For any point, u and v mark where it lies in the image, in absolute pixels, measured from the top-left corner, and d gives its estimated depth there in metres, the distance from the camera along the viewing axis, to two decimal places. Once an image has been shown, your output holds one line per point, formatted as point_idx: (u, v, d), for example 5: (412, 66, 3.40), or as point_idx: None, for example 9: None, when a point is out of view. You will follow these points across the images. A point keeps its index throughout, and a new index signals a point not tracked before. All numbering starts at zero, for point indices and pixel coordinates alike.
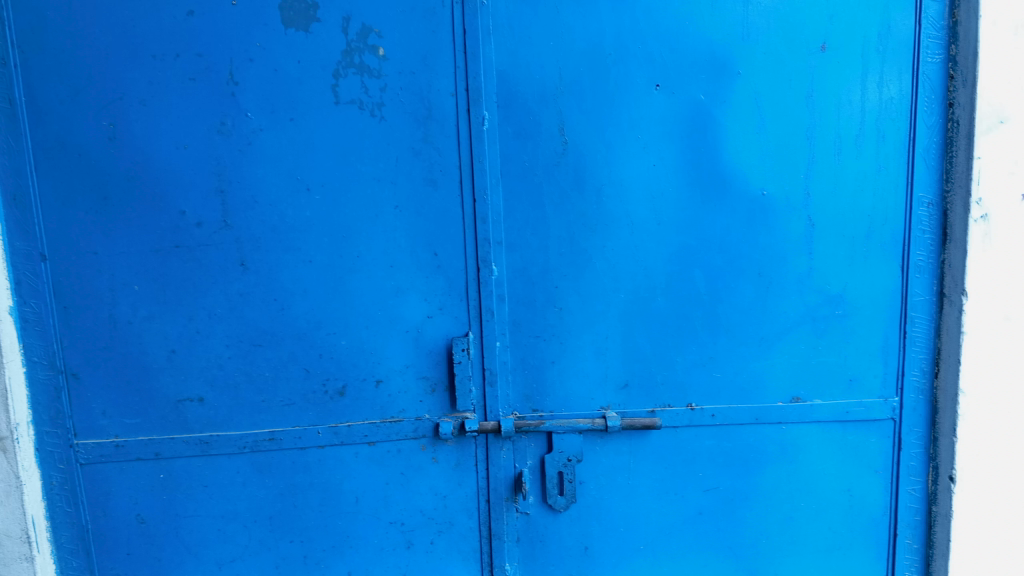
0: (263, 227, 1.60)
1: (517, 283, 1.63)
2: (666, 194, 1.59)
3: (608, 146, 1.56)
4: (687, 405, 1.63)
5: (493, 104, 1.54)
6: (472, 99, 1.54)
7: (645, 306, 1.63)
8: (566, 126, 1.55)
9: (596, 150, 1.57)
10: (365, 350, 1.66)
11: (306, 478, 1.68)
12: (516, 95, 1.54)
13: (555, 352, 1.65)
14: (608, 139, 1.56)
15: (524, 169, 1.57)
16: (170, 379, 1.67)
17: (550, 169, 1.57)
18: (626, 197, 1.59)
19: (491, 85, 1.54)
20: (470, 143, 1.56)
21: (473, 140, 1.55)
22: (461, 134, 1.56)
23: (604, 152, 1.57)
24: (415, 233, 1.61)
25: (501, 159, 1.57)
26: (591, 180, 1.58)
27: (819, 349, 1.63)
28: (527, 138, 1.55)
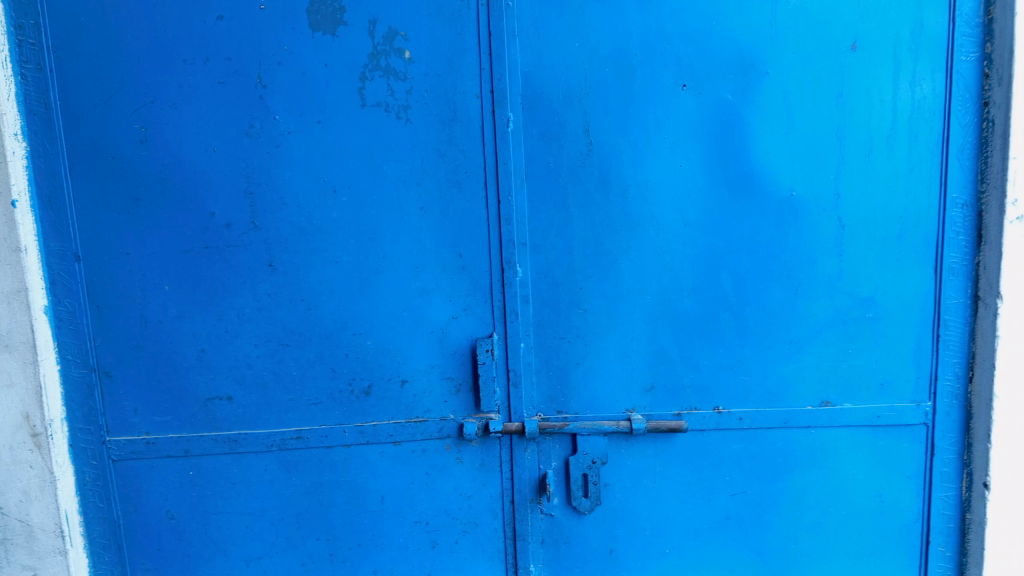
0: (291, 228, 1.58)
1: (541, 283, 1.56)
2: (686, 196, 1.51)
3: (634, 146, 1.50)
4: (714, 408, 1.59)
5: (520, 106, 1.50)
6: (497, 101, 1.50)
7: (670, 307, 1.55)
8: (590, 127, 1.50)
9: (619, 150, 1.51)
10: (390, 350, 1.62)
11: (333, 477, 1.70)
12: (541, 96, 1.50)
13: (580, 353, 1.59)
14: (630, 140, 1.50)
15: (548, 170, 1.52)
16: (199, 378, 1.67)
17: (575, 171, 1.52)
18: (645, 198, 1.52)
19: (516, 86, 1.50)
20: (495, 145, 1.52)
21: (497, 143, 1.52)
22: (484, 136, 1.52)
23: (629, 152, 1.51)
24: (441, 235, 1.56)
25: (529, 160, 1.52)
26: (613, 182, 1.52)
27: (855, 354, 1.56)
28: (552, 140, 1.51)
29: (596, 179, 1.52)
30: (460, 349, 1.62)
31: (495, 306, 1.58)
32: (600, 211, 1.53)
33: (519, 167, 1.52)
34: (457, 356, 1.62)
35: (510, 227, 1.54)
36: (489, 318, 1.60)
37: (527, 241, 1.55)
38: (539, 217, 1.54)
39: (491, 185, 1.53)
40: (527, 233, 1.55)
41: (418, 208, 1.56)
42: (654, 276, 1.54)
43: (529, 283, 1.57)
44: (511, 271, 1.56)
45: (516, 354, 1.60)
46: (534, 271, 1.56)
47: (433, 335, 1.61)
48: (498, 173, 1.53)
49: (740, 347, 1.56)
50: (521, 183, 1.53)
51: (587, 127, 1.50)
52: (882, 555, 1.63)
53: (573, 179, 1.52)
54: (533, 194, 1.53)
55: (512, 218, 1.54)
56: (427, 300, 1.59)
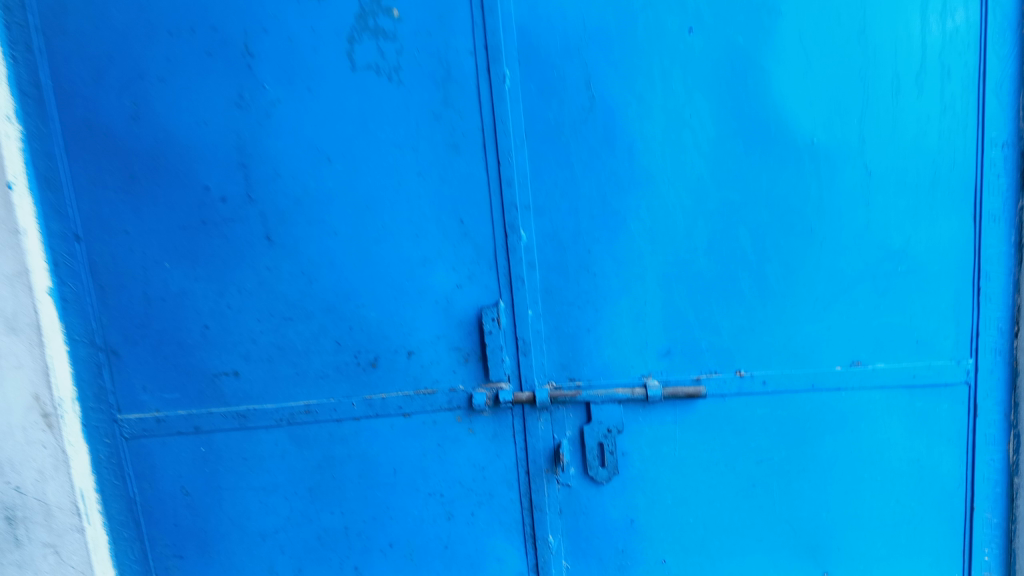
0: (286, 199, 1.52)
1: (548, 247, 1.49)
2: (697, 150, 1.42)
3: (639, 98, 1.41)
4: (735, 372, 1.52)
5: (517, 61, 1.41)
6: (492, 57, 1.41)
7: (686, 267, 1.47)
8: (591, 79, 1.41)
9: (624, 103, 1.41)
10: (394, 321, 1.57)
11: (344, 450, 1.67)
12: (538, 50, 1.41)
13: (591, 319, 1.52)
14: (634, 92, 1.41)
15: (550, 128, 1.44)
16: (204, 355, 1.64)
17: (578, 128, 1.43)
18: (653, 153, 1.43)
19: (512, 41, 1.41)
20: (493, 103, 1.43)
21: (494, 101, 1.43)
22: (481, 95, 1.44)
23: (635, 104, 1.41)
24: (441, 201, 1.50)
25: (529, 118, 1.44)
26: (618, 137, 1.43)
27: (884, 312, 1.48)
28: (552, 96, 1.42)
29: (601, 136, 1.43)
30: (466, 319, 1.56)
31: (501, 273, 1.52)
32: (604, 168, 1.44)
33: (519, 126, 1.44)
34: (464, 326, 1.57)
35: (511, 190, 1.47)
36: (495, 285, 1.53)
37: (530, 203, 1.47)
38: (541, 179, 1.46)
39: (491, 145, 1.46)
40: (532, 195, 1.47)
41: (415, 174, 1.49)
42: (667, 235, 1.46)
43: (535, 248, 1.50)
44: (515, 237, 1.49)
45: (524, 323, 1.54)
46: (541, 235, 1.49)
47: (438, 305, 1.56)
48: (496, 134, 1.45)
49: (761, 308, 1.48)
50: (522, 142, 1.45)
51: (589, 80, 1.41)
52: (922, 521, 1.56)
53: (576, 137, 1.43)
54: (535, 154, 1.45)
55: (514, 180, 1.46)
56: (429, 269, 1.54)
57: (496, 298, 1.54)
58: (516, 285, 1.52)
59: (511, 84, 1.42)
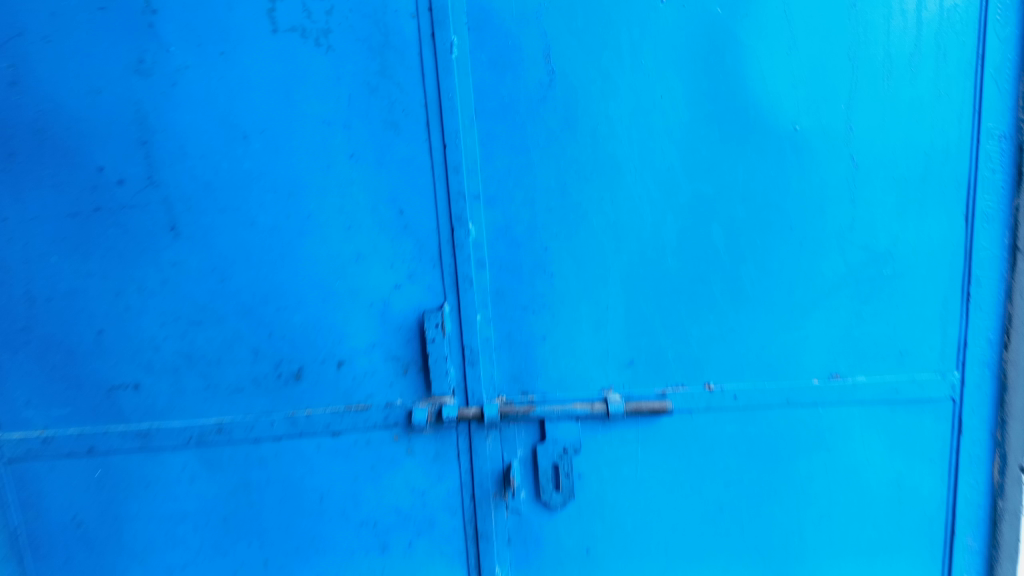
0: (195, 183, 1.31)
1: (499, 243, 1.32)
2: (668, 135, 1.26)
3: (604, 74, 1.24)
4: (705, 385, 1.36)
5: (466, 27, 1.23)
6: (437, 21, 1.23)
7: (652, 268, 1.31)
8: (550, 51, 1.24)
9: (586, 80, 1.25)
10: (322, 326, 1.37)
11: (263, 474, 1.45)
12: (490, 16, 1.23)
13: (546, 325, 1.35)
14: (599, 67, 1.24)
15: (503, 106, 1.26)
16: (98, 364, 1.40)
17: (535, 106, 1.26)
18: (618, 138, 1.26)
19: (460, 3, 1.22)
20: (438, 76, 1.25)
21: (439, 73, 1.25)
22: (424, 66, 1.25)
23: (600, 81, 1.25)
24: (376, 188, 1.30)
25: (479, 94, 1.26)
26: (579, 118, 1.26)
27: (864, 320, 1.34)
28: (505, 69, 1.25)
29: (560, 116, 1.26)
30: (405, 324, 1.37)
31: (445, 272, 1.34)
32: (563, 153, 1.27)
33: (467, 103, 1.26)
34: (402, 332, 1.38)
35: (457, 177, 1.29)
36: (438, 285, 1.35)
37: (478, 192, 1.29)
38: (491, 165, 1.28)
39: (435, 125, 1.27)
40: (481, 183, 1.29)
41: (347, 156, 1.29)
42: (632, 232, 1.30)
43: (485, 244, 1.32)
44: (461, 230, 1.31)
45: (471, 329, 1.35)
46: (491, 229, 1.31)
47: (372, 308, 1.36)
48: (441, 112, 1.26)
49: (733, 314, 1.33)
50: (470, 122, 1.27)
51: (548, 52, 1.24)
52: (902, 547, 1.42)
53: (532, 117, 1.26)
54: (485, 136, 1.27)
55: (460, 165, 1.28)
56: (363, 266, 1.34)
57: (439, 301, 1.35)
58: (462, 286, 1.33)
59: (458, 55, 1.24)
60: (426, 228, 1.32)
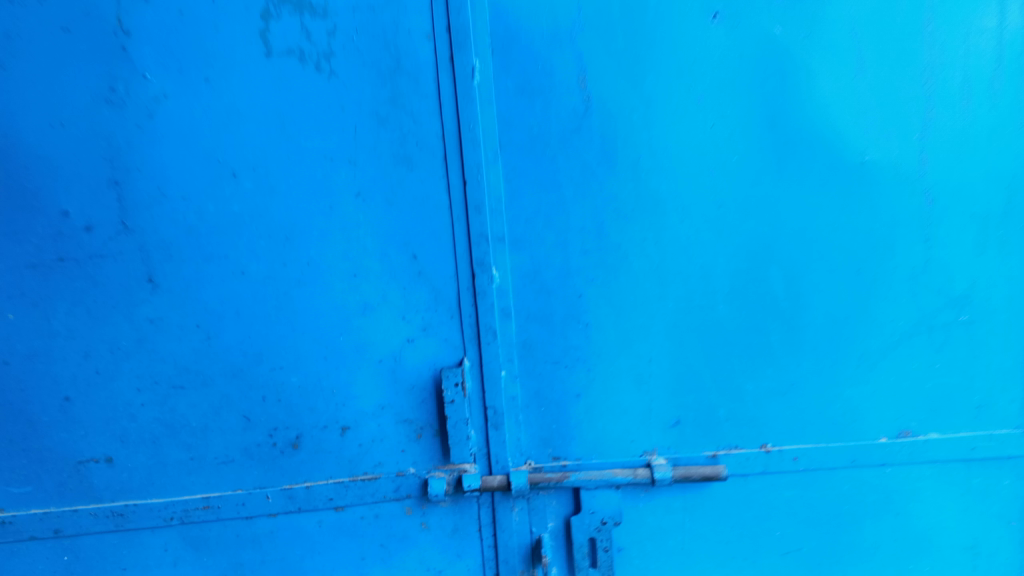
0: (176, 228, 1.13)
1: (527, 291, 1.16)
2: (721, 166, 1.12)
3: (647, 100, 1.10)
4: (760, 446, 1.21)
5: (490, 49, 1.08)
6: (457, 42, 1.08)
7: (704, 316, 1.16)
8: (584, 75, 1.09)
9: (626, 107, 1.10)
10: (324, 388, 1.19)
11: (257, 555, 1.26)
12: (517, 36, 1.08)
13: (581, 382, 1.19)
14: (640, 93, 1.10)
15: (531, 137, 1.11)
16: (64, 437, 1.21)
17: (567, 137, 1.11)
18: (662, 172, 1.12)
19: (482, 22, 1.08)
20: (456, 103, 1.09)
21: (457, 100, 1.09)
22: (440, 93, 1.10)
23: (641, 108, 1.10)
24: (386, 231, 1.14)
25: (503, 124, 1.11)
26: (618, 150, 1.11)
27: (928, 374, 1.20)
28: (533, 95, 1.10)
29: (597, 148, 1.11)
30: (418, 383, 1.20)
31: (465, 324, 1.17)
32: (600, 190, 1.12)
33: (490, 134, 1.11)
34: (415, 393, 1.20)
35: (479, 217, 1.13)
36: (456, 339, 1.18)
37: (503, 234, 1.14)
38: (518, 203, 1.13)
39: (454, 159, 1.12)
40: (506, 224, 1.14)
41: (352, 196, 1.13)
42: (677, 276, 1.15)
43: (511, 292, 1.16)
44: (484, 277, 1.15)
45: (495, 388, 1.19)
46: (517, 275, 1.15)
47: (381, 367, 1.19)
48: (461, 144, 1.11)
49: (793, 368, 1.18)
50: (494, 155, 1.11)
51: (582, 76, 1.09)
52: None
53: (565, 150, 1.11)
54: (511, 171, 1.12)
55: (483, 204, 1.12)
56: (370, 319, 1.17)
57: (458, 356, 1.19)
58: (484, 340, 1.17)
59: (480, 80, 1.09)
60: (443, 276, 1.16)
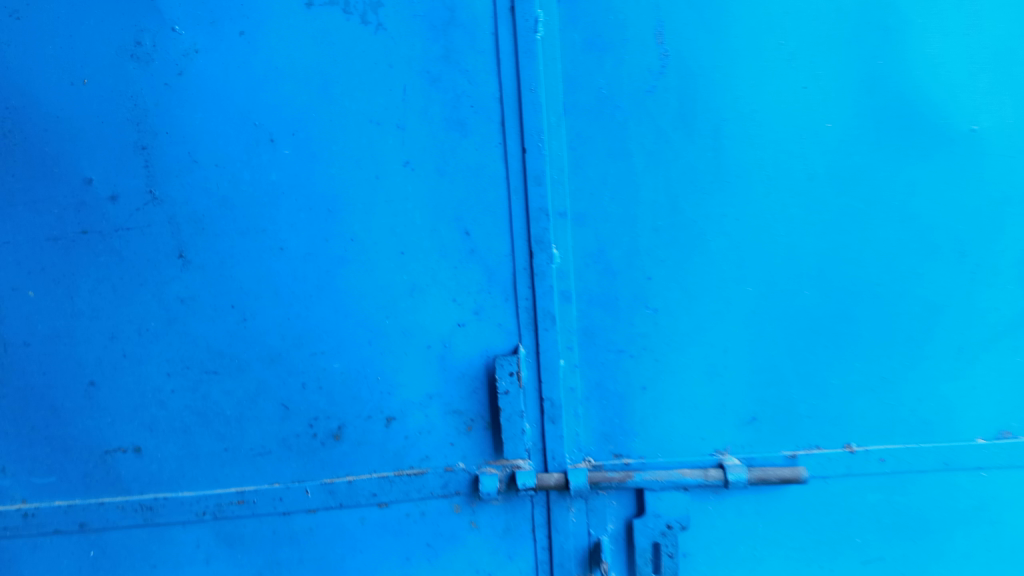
0: (208, 199, 1.04)
1: (589, 272, 1.04)
2: (812, 132, 1.00)
3: (731, 56, 0.99)
4: (844, 446, 1.09)
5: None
6: None
7: (788, 301, 1.04)
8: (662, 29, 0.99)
9: (707, 64, 0.99)
10: (366, 375, 1.08)
11: (293, 554, 1.13)
12: None
13: (647, 373, 1.07)
14: (722, 47, 0.99)
15: (599, 99, 1.00)
16: (90, 424, 1.11)
17: (638, 99, 1.00)
18: (747, 136, 1.00)
19: None
20: (515, 60, 0.99)
21: (517, 57, 0.99)
22: (498, 49, 0.99)
23: (725, 65, 0.99)
24: (436, 203, 1.03)
25: (568, 85, 0.99)
26: (697, 112, 1.00)
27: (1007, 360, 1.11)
28: (602, 52, 0.99)
29: (673, 110, 1.00)
30: (468, 373, 1.08)
31: (522, 306, 1.06)
32: (675, 156, 1.00)
33: (553, 96, 0.99)
34: (463, 384, 1.08)
35: (538, 187, 1.01)
36: (511, 324, 1.07)
37: (565, 208, 1.02)
38: (582, 174, 1.01)
39: (512, 123, 1.01)
40: (568, 197, 1.02)
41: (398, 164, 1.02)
42: (760, 254, 1.02)
43: (572, 273, 1.04)
44: (542, 255, 1.04)
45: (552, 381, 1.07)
46: (579, 254, 1.04)
47: (428, 353, 1.08)
48: (520, 106, 1.00)
49: (885, 361, 1.06)
50: (556, 119, 1.00)
51: (658, 29, 0.99)
52: None
53: (635, 113, 1.00)
54: (574, 136, 1.00)
55: (543, 174, 1.01)
56: (418, 300, 1.06)
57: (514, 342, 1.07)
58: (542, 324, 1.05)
59: (543, 34, 0.98)
60: (498, 254, 1.05)
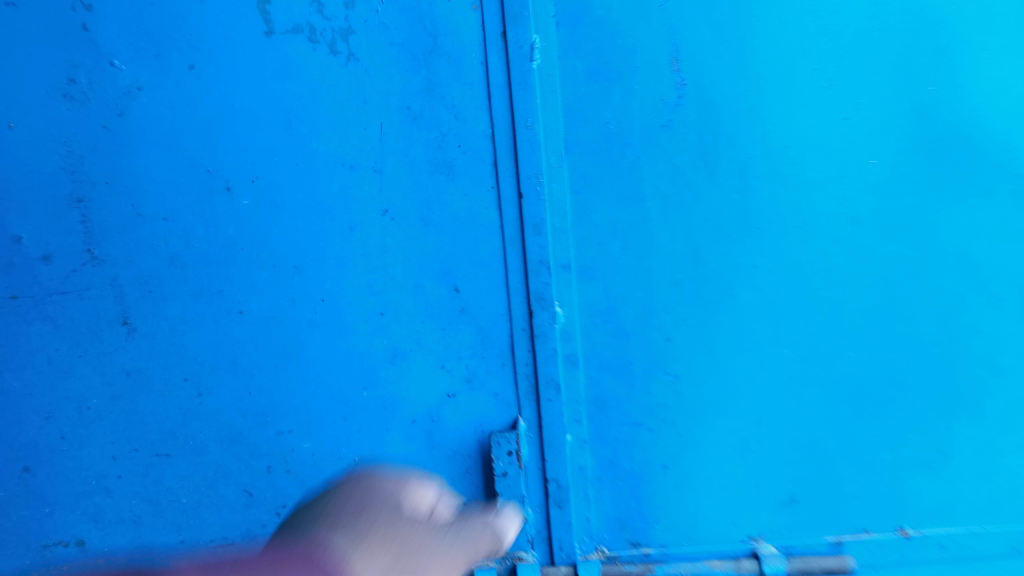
0: (157, 257, 0.90)
1: (599, 334, 0.90)
2: (849, 167, 0.84)
3: (758, 79, 0.84)
4: (898, 530, 0.92)
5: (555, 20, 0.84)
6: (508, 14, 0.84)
7: (829, 363, 0.89)
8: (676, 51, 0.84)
9: (728, 90, 0.84)
10: (340, 458, 0.93)
11: None
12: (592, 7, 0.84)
13: (669, 449, 0.92)
14: (745, 68, 0.84)
15: (608, 136, 0.86)
16: (24, 515, 0.95)
17: (652, 135, 0.86)
18: (777, 175, 0.85)
19: None
20: (509, 93, 0.86)
21: (510, 90, 0.85)
22: (489, 81, 0.86)
23: (749, 89, 0.84)
24: (420, 258, 0.90)
25: (570, 120, 0.86)
26: (718, 147, 0.85)
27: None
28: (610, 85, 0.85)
29: (690, 146, 0.85)
30: (460, 453, 0.93)
31: (522, 374, 0.91)
32: (694, 199, 0.86)
33: (553, 133, 0.86)
34: (455, 467, 0.94)
35: (538, 237, 0.88)
36: (510, 395, 0.92)
37: (569, 260, 0.88)
38: (586, 222, 0.88)
39: (506, 166, 0.87)
40: (572, 247, 0.88)
41: (374, 213, 0.89)
42: (795, 310, 0.87)
43: (578, 335, 0.90)
44: (543, 315, 0.90)
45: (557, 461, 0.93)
46: (586, 313, 0.90)
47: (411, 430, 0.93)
48: (515, 145, 0.87)
49: (948, 433, 0.89)
50: (557, 159, 0.86)
51: (672, 53, 0.84)
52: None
53: (648, 152, 0.86)
54: (578, 178, 0.87)
55: (542, 222, 0.87)
56: (400, 368, 0.92)
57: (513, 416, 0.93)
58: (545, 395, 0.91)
59: (540, 63, 0.85)
60: (492, 314, 0.91)
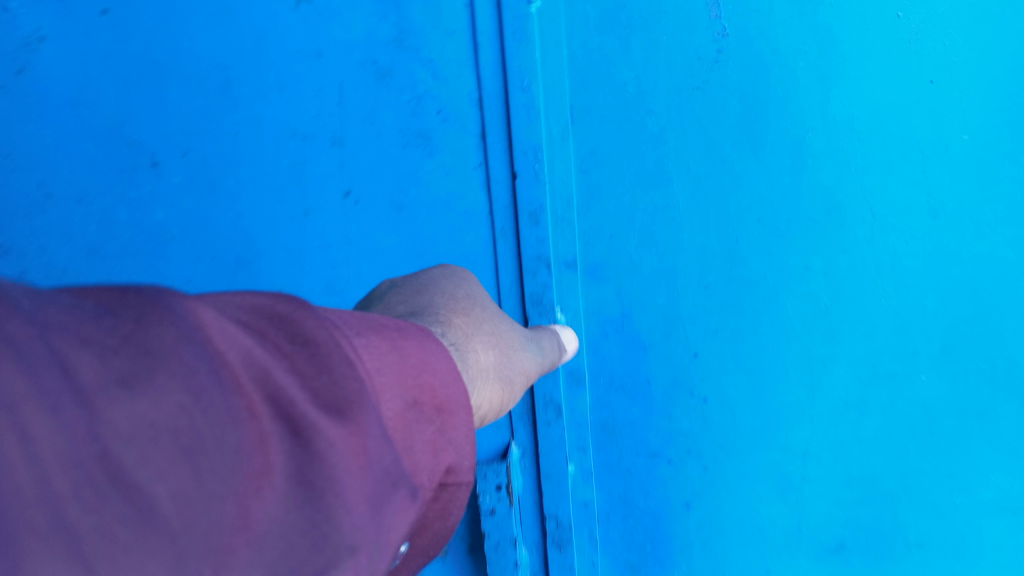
0: (70, 251, 0.73)
1: (610, 346, 0.75)
2: (939, 144, 0.61)
3: (826, 34, 0.62)
4: None
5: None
6: None
7: (905, 399, 0.67)
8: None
9: (783, 49, 0.63)
10: None
11: None
12: None
13: (694, 486, 0.76)
14: (807, 19, 0.62)
15: (622, 104, 0.69)
16: None
17: (686, 106, 0.67)
18: (834, 158, 0.64)
19: None
20: (501, 51, 0.70)
21: (503, 48, 0.70)
22: (478, 34, 0.70)
23: (813, 47, 0.63)
24: (392, 252, 0.75)
25: (578, 87, 0.70)
26: (763, 124, 0.65)
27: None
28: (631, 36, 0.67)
29: (730, 120, 0.66)
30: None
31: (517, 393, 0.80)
32: (726, 191, 0.67)
33: (556, 101, 0.70)
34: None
35: (536, 228, 0.73)
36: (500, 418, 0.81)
37: (574, 257, 0.74)
38: (594, 211, 0.72)
39: (497, 141, 0.72)
40: (579, 241, 0.73)
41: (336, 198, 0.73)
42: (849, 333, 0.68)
43: (585, 346, 0.76)
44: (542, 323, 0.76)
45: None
46: (593, 320, 0.75)
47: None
48: (505, 117, 0.72)
49: None
50: (562, 134, 0.71)
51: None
52: None
53: (673, 126, 0.68)
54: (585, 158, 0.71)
55: (543, 212, 0.73)
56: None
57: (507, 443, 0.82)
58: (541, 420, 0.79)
59: (540, 10, 0.68)
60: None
